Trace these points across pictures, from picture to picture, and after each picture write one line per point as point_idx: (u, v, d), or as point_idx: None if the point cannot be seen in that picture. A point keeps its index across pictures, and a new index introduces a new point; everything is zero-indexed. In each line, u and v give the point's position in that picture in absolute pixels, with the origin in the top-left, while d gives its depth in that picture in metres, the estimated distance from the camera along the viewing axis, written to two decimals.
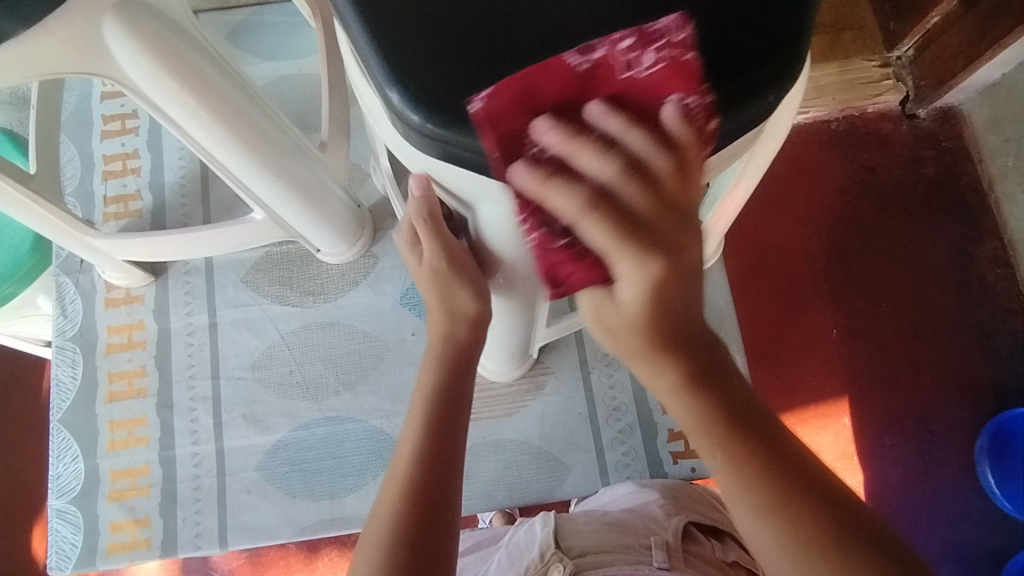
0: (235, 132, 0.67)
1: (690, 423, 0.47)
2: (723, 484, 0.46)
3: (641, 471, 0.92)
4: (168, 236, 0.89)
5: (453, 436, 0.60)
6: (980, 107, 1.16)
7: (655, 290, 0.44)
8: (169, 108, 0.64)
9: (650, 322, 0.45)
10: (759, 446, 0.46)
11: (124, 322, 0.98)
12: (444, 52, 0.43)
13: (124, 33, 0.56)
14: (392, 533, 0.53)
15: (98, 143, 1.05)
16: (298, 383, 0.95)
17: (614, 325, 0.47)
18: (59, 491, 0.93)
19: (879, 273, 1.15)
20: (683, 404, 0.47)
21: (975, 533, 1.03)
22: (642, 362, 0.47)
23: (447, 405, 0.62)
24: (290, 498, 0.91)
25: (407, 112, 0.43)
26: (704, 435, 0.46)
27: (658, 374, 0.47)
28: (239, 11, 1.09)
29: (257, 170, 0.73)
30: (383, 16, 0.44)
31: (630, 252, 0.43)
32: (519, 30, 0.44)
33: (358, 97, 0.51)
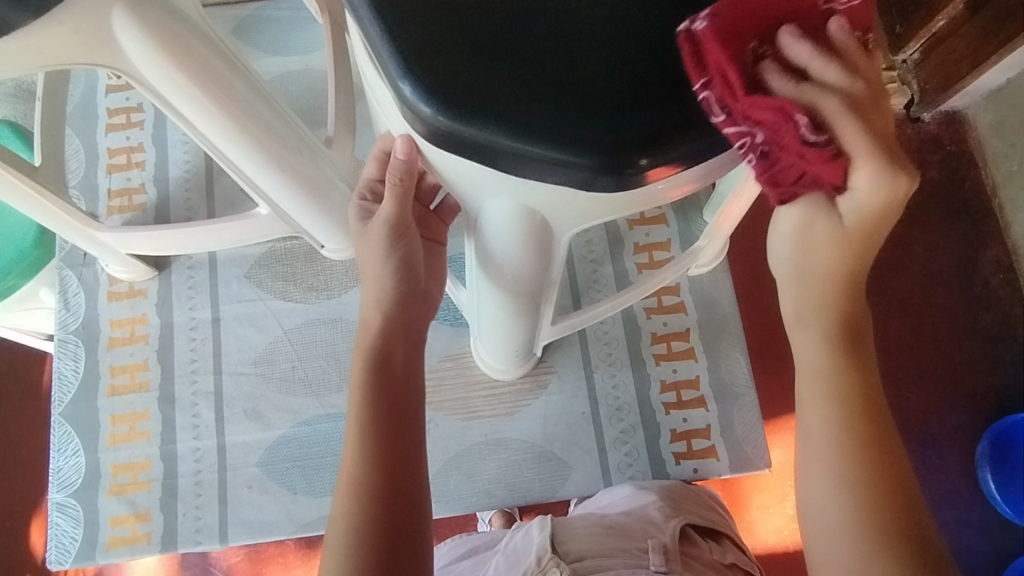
0: (242, 125, 0.67)
1: (826, 367, 0.52)
2: (817, 427, 0.53)
3: (643, 471, 0.91)
4: (171, 230, 0.89)
5: (407, 432, 0.60)
6: (985, 112, 1.16)
7: (882, 209, 0.44)
8: (177, 100, 0.63)
9: (844, 261, 0.49)
10: (867, 411, 0.52)
11: (126, 315, 0.98)
12: (455, 46, 0.43)
13: (132, 24, 0.56)
14: (353, 545, 0.54)
15: (102, 136, 1.05)
16: (300, 379, 0.95)
17: (801, 246, 0.49)
18: (60, 484, 0.92)
19: (890, 276, 1.14)
20: (821, 347, 0.52)
21: (976, 538, 1.02)
22: (815, 292, 0.51)
23: (392, 399, 0.61)
24: (290, 494, 0.91)
25: (419, 105, 0.42)
26: (827, 381, 0.52)
27: (816, 312, 0.52)
28: (246, 6, 1.09)
29: (263, 163, 0.72)
30: (394, 11, 0.43)
31: (873, 161, 0.41)
32: (529, 28, 0.43)
33: (366, 92, 0.50)
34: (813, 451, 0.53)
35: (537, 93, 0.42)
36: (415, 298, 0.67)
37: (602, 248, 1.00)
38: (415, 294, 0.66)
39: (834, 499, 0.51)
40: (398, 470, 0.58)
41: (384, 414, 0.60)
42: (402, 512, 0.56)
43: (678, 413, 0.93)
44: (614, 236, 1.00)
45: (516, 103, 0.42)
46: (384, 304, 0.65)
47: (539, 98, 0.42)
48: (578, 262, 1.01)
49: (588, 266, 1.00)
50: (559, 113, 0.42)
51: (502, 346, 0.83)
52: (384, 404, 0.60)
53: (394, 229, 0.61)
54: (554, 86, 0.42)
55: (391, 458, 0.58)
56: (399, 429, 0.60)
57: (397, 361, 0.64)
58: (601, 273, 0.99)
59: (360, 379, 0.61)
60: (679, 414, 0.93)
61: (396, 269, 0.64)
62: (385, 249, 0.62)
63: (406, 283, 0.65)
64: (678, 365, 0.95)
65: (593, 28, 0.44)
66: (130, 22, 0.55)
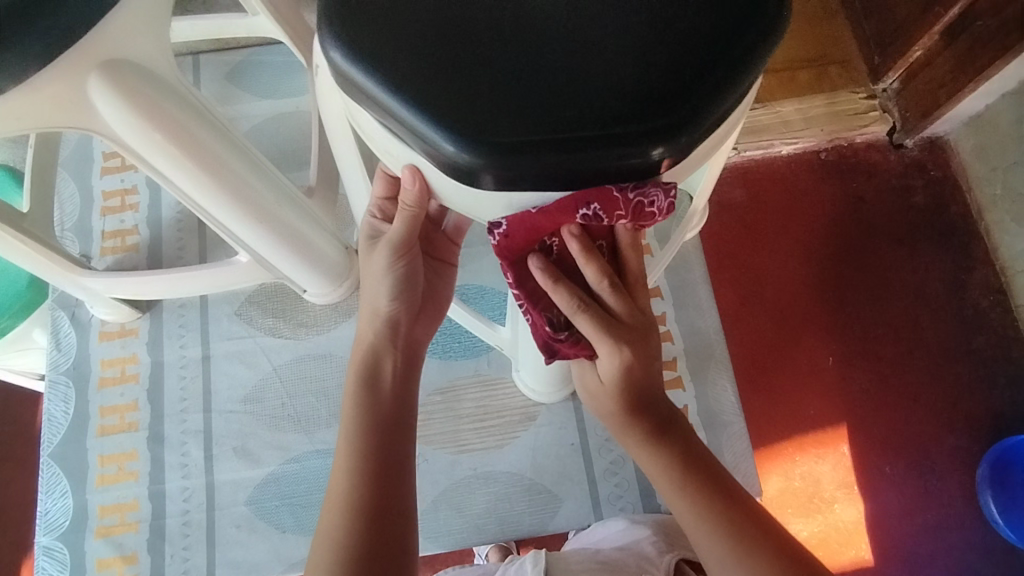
0: (220, 181, 0.69)
1: (660, 467, 0.64)
2: (693, 519, 0.62)
3: (634, 503, 0.91)
4: (153, 275, 0.90)
5: (393, 446, 0.62)
6: (965, 137, 1.19)
7: (623, 376, 0.63)
8: (154, 160, 0.65)
9: (619, 401, 0.65)
10: (717, 492, 0.63)
11: (117, 355, 0.99)
12: (453, 93, 0.48)
13: (108, 90, 0.58)
14: (335, 555, 0.56)
15: (98, 180, 1.07)
16: (289, 416, 0.95)
17: (590, 393, 0.69)
18: (47, 527, 0.92)
19: (881, 298, 1.16)
20: (653, 456, 0.65)
21: (980, 566, 1.01)
22: (615, 420, 0.66)
23: (385, 414, 0.63)
24: (279, 533, 0.90)
25: (443, 152, 0.48)
26: (671, 480, 0.64)
27: (632, 429, 0.65)
28: (238, 52, 1.12)
29: (242, 214, 0.74)
30: (399, 66, 0.50)
31: (607, 350, 0.60)
32: (532, 52, 0.50)
33: (376, 152, 0.57)
34: (704, 540, 0.61)
35: (539, 118, 0.47)
36: (412, 316, 0.68)
37: None
38: (415, 310, 0.69)
39: None
40: (385, 483, 0.60)
41: (373, 427, 0.62)
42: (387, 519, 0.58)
43: None
44: None
45: (521, 121, 0.47)
46: (377, 322, 0.66)
47: (543, 120, 0.47)
48: None
49: None
50: (563, 134, 0.47)
51: (545, 369, 0.86)
52: (372, 419, 0.62)
53: (398, 250, 0.64)
54: (551, 99, 0.48)
55: (380, 471, 0.60)
56: (388, 442, 0.62)
57: (387, 376, 0.65)
58: None
59: (351, 392, 0.64)
60: None
61: (397, 287, 0.66)
62: (389, 268, 0.65)
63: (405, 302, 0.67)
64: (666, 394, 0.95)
65: (589, 43, 0.50)
66: (108, 88, 0.57)
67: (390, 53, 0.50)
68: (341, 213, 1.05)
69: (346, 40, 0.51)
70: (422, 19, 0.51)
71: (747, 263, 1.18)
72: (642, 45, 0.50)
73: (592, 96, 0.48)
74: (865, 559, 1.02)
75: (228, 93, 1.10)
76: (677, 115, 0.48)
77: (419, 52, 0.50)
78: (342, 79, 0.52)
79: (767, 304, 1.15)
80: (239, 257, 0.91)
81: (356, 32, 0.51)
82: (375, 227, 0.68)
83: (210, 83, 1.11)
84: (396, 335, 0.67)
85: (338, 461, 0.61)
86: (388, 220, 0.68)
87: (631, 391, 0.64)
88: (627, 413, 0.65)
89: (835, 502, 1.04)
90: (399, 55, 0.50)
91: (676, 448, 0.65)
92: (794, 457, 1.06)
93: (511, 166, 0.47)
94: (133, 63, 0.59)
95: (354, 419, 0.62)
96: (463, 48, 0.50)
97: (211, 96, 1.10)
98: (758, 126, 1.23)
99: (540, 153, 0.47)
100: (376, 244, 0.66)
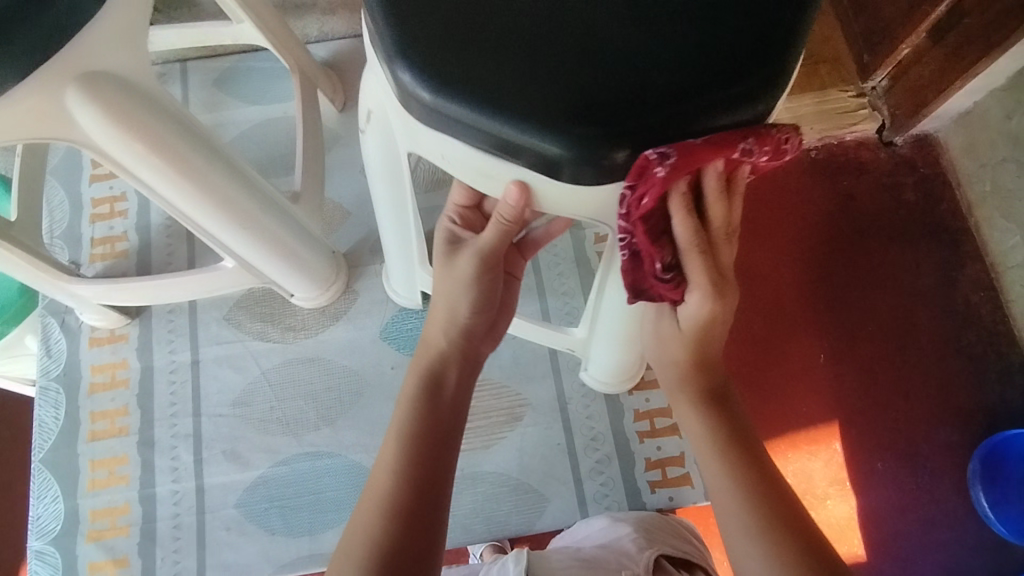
0: (203, 189, 0.70)
1: (706, 424, 0.64)
2: (721, 483, 0.60)
3: (619, 502, 0.92)
4: (139, 283, 0.91)
5: (440, 449, 0.61)
6: (954, 133, 1.20)
7: (705, 322, 0.64)
8: (138, 169, 0.66)
9: (693, 347, 0.66)
10: (754, 467, 0.61)
11: (107, 360, 1.00)
12: (534, 95, 0.53)
13: (88, 102, 0.58)
14: (368, 548, 0.54)
15: (87, 187, 1.08)
16: (278, 419, 0.96)
17: (662, 345, 0.70)
18: (39, 532, 0.93)
19: (876, 293, 1.17)
20: (700, 413, 0.65)
21: (972, 559, 1.02)
22: (676, 372, 0.67)
23: (439, 418, 0.63)
24: (268, 535, 0.91)
25: (539, 152, 0.54)
26: (711, 440, 0.63)
27: (688, 384, 0.66)
28: (226, 59, 1.13)
29: (227, 220, 0.75)
30: (472, 74, 0.54)
31: (701, 294, 0.61)
32: (593, 46, 0.55)
33: (441, 165, 0.61)
34: (727, 504, 0.59)
35: (624, 110, 0.53)
36: (483, 330, 0.72)
37: (572, 280, 1.01)
38: (483, 326, 0.71)
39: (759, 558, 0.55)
40: (430, 484, 0.58)
41: (425, 428, 0.61)
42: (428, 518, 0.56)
43: (652, 442, 0.94)
44: (585, 268, 1.02)
45: (606, 111, 0.53)
46: (452, 329, 0.69)
47: (625, 107, 0.53)
48: (550, 294, 1.01)
49: (560, 299, 1.01)
50: (650, 125, 0.53)
51: (616, 359, 0.88)
52: (426, 422, 0.62)
53: (484, 259, 0.68)
54: (627, 88, 0.53)
55: (426, 472, 0.58)
56: (434, 442, 0.60)
57: (449, 387, 0.66)
58: (573, 306, 1.01)
59: (409, 392, 0.64)
60: (652, 442, 0.94)
61: (474, 300, 0.69)
62: (472, 277, 0.69)
63: (482, 315, 0.70)
64: (651, 394, 0.96)
65: (642, 37, 0.55)
66: (86, 98, 0.58)
67: (461, 66, 0.54)
68: (327, 217, 1.05)
69: (411, 60, 0.55)
70: (485, 28, 0.55)
71: (747, 257, 1.20)
72: (697, 34, 0.55)
73: (666, 87, 0.53)
74: (858, 554, 1.03)
75: (216, 99, 1.11)
76: (740, 90, 0.54)
77: (489, 60, 0.54)
78: (415, 101, 0.56)
79: (770, 297, 1.17)
80: (225, 263, 0.91)
81: (418, 51, 0.55)
82: (455, 233, 0.72)
83: (198, 90, 1.12)
84: (458, 341, 0.69)
85: (382, 459, 0.59)
86: (466, 228, 0.73)
87: (700, 340, 0.65)
88: (694, 364, 0.66)
89: (827, 497, 1.05)
90: (469, 62, 0.54)
91: (724, 416, 0.65)
92: (787, 454, 1.07)
93: (604, 160, 0.53)
94: (112, 73, 0.59)
95: (404, 421, 0.62)
96: (529, 45, 0.55)
97: (199, 103, 1.11)
98: None
99: (630, 147, 0.53)
100: (456, 252, 0.71)
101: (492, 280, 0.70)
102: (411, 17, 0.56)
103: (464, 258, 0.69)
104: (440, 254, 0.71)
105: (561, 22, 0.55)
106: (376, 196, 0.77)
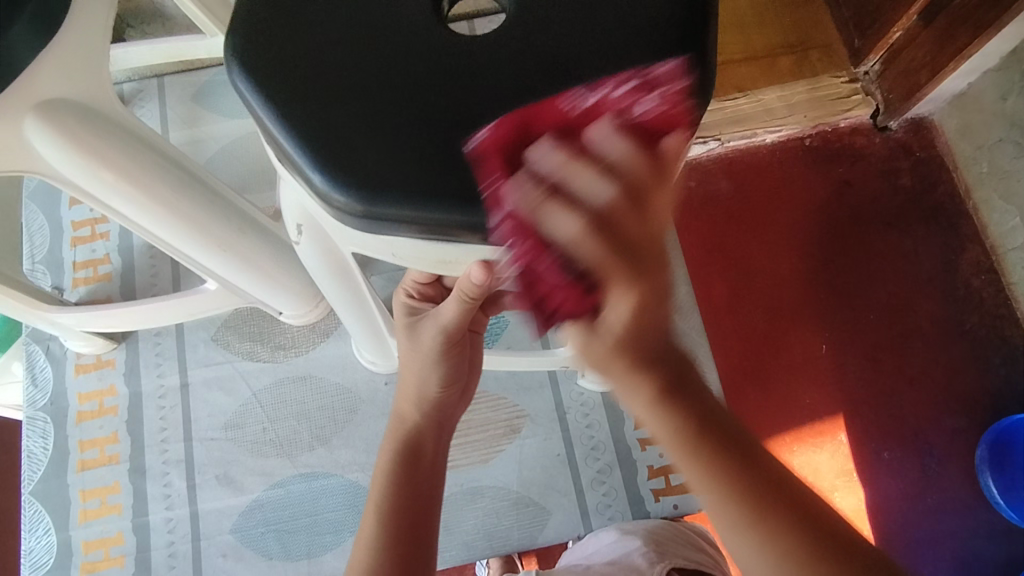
0: (173, 212, 0.68)
1: (675, 437, 0.45)
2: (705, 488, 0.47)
3: (623, 512, 0.90)
4: (121, 307, 0.89)
5: (418, 530, 0.58)
6: (949, 117, 1.17)
7: (642, 323, 0.39)
8: (102, 196, 0.64)
9: (624, 354, 0.41)
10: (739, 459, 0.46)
11: (94, 388, 0.98)
12: (461, 173, 0.49)
13: (45, 131, 0.57)
14: None
15: (67, 211, 1.06)
16: (271, 441, 0.94)
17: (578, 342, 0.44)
18: (32, 566, 0.91)
19: (876, 280, 1.15)
20: (665, 421, 0.44)
21: (984, 546, 1.00)
22: (615, 373, 0.43)
23: (416, 494, 0.60)
24: (266, 560, 0.89)
25: (483, 231, 0.50)
26: (683, 449, 0.46)
27: (639, 386, 0.42)
28: (203, 72, 1.11)
29: (203, 242, 0.72)
30: (392, 161, 0.50)
31: (621, 287, 0.38)
32: (504, 102, 0.51)
33: (408, 264, 0.56)
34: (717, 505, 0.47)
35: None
36: (455, 398, 0.68)
37: None
38: (454, 395, 0.68)
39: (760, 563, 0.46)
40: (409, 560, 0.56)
41: (402, 504, 0.59)
42: None
43: (655, 448, 0.92)
44: None
45: None
46: (424, 405, 0.65)
47: None
48: None
49: None
50: None
51: None
52: (404, 499, 0.59)
53: (450, 337, 0.62)
54: None
55: (403, 550, 0.56)
56: (411, 515, 0.59)
57: (429, 458, 0.64)
58: None
59: (384, 466, 0.62)
60: (655, 449, 0.92)
61: (445, 376, 0.65)
62: (438, 355, 0.63)
63: (452, 388, 0.66)
64: None
65: (557, 89, 0.52)
66: (44, 127, 0.57)
67: (376, 160, 0.50)
68: None
69: (323, 165, 0.50)
70: (389, 111, 0.51)
71: (734, 259, 1.16)
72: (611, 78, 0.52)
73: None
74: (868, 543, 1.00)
75: (195, 114, 1.08)
76: None
77: (404, 147, 0.50)
78: (340, 209, 0.50)
79: (753, 310, 1.13)
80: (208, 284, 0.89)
81: (326, 153, 0.50)
82: (413, 307, 0.66)
83: (175, 105, 1.09)
84: (430, 414, 0.66)
85: (359, 543, 0.58)
86: (425, 300, 0.67)
87: (636, 348, 0.41)
88: (637, 369, 0.41)
89: (835, 490, 1.02)
90: (382, 146, 0.50)
91: (689, 408, 0.45)
92: (792, 448, 1.05)
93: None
94: (67, 99, 0.58)
95: (379, 501, 0.59)
96: (440, 111, 0.51)
97: (177, 119, 1.08)
98: (739, 115, 1.21)
99: None
100: (419, 325, 0.64)
101: (460, 356, 0.65)
102: (307, 117, 0.51)
103: (428, 333, 0.62)
104: (402, 330, 0.65)
105: (463, 84, 0.52)
106: (331, 297, 0.74)
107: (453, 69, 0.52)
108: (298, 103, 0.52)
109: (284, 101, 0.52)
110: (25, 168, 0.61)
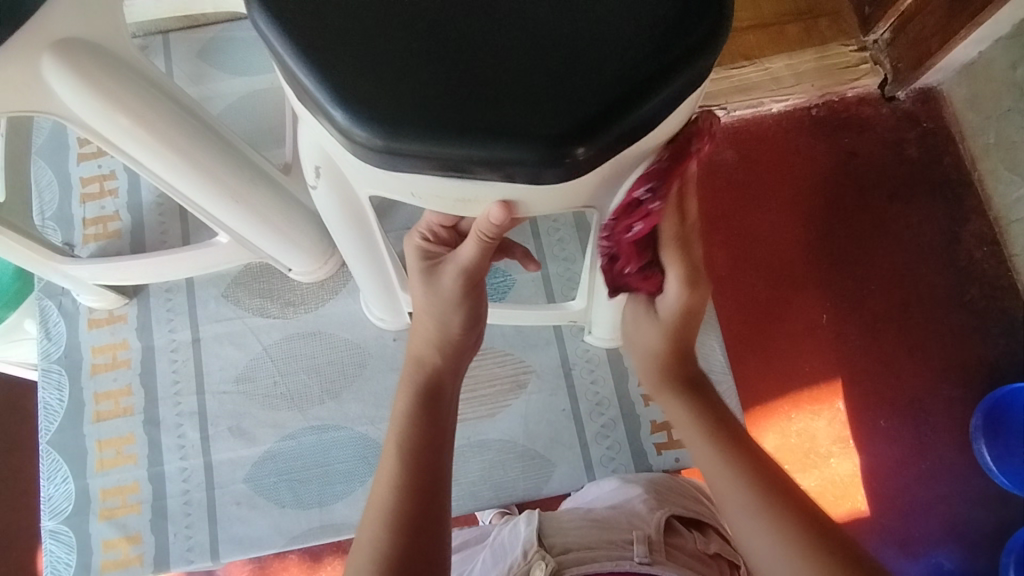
0: (185, 156, 0.68)
1: (685, 416, 0.65)
2: (712, 466, 0.60)
3: (626, 464, 0.92)
4: (134, 260, 0.90)
5: (436, 464, 0.60)
6: (958, 86, 1.17)
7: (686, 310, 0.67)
8: (115, 137, 0.65)
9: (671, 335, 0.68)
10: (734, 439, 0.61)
11: (107, 342, 0.99)
12: (478, 109, 0.50)
13: (63, 68, 0.58)
14: (376, 562, 0.54)
15: (75, 167, 1.06)
16: (282, 394, 0.96)
17: (635, 326, 0.71)
18: (51, 512, 0.93)
19: (879, 247, 1.16)
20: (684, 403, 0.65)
21: (974, 510, 1.03)
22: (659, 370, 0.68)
23: (436, 429, 0.62)
24: (279, 508, 0.92)
25: (501, 166, 0.51)
26: (694, 423, 0.64)
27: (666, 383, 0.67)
28: (208, 29, 1.10)
29: (213, 189, 0.73)
30: (407, 96, 0.50)
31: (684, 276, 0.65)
32: (519, 41, 0.52)
33: (425, 204, 0.57)
34: (712, 467, 0.60)
35: (576, 106, 0.50)
36: (471, 343, 0.69)
37: (573, 245, 1.00)
38: (470, 342, 0.69)
39: (753, 521, 0.56)
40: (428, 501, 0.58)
41: (422, 443, 0.60)
42: (428, 530, 0.56)
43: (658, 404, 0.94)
44: (586, 232, 1.01)
45: (565, 107, 0.50)
46: (445, 347, 0.67)
47: (584, 98, 0.50)
48: (551, 262, 1.00)
49: (561, 265, 1.00)
50: (611, 117, 0.50)
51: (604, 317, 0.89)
52: (424, 436, 0.61)
53: (468, 279, 0.64)
54: (579, 79, 0.50)
55: (424, 484, 0.58)
56: (426, 453, 0.60)
57: (448, 399, 0.65)
58: (574, 271, 1.00)
59: (404, 411, 0.63)
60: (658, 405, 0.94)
61: (465, 317, 0.67)
62: (459, 296, 0.65)
63: (471, 329, 0.68)
64: None
65: (575, 29, 0.52)
66: (60, 66, 0.58)
67: (398, 94, 0.50)
68: None
69: (343, 99, 0.51)
70: (407, 50, 0.51)
71: (739, 224, 1.17)
72: (626, 16, 0.52)
73: (614, 76, 0.51)
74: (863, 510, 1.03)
75: (201, 72, 1.08)
76: (685, 50, 0.51)
77: (425, 84, 0.50)
78: (360, 144, 0.51)
79: (759, 276, 1.14)
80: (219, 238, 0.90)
81: (349, 89, 0.51)
82: (428, 250, 0.68)
83: (182, 62, 1.09)
84: (451, 356, 0.67)
85: (381, 475, 0.59)
86: (439, 244, 0.68)
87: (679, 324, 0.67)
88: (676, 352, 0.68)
89: (831, 456, 1.05)
90: (398, 82, 0.51)
91: (706, 404, 0.65)
92: (791, 414, 1.07)
93: (567, 158, 0.50)
94: (80, 38, 0.59)
95: (402, 437, 0.61)
96: (454, 49, 0.51)
97: (183, 76, 1.08)
98: (746, 84, 1.20)
99: (591, 142, 0.50)
100: (437, 269, 0.66)
101: (477, 299, 0.67)
102: (329, 56, 0.52)
103: (448, 276, 0.64)
104: (418, 274, 0.67)
105: (481, 26, 0.52)
106: (343, 246, 0.75)
107: (472, 10, 0.53)
108: (317, 38, 0.52)
109: (308, 40, 0.52)
110: (37, 109, 0.62)
